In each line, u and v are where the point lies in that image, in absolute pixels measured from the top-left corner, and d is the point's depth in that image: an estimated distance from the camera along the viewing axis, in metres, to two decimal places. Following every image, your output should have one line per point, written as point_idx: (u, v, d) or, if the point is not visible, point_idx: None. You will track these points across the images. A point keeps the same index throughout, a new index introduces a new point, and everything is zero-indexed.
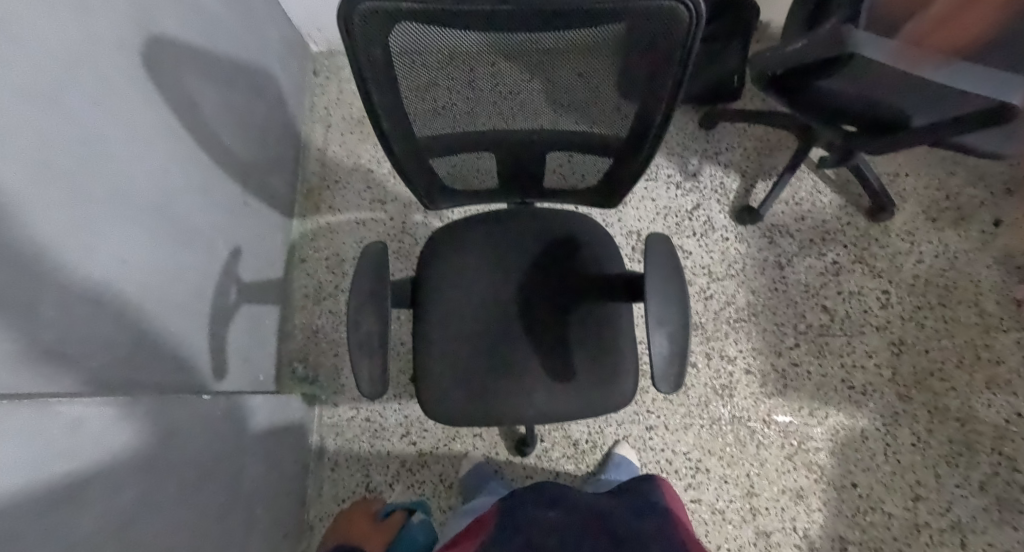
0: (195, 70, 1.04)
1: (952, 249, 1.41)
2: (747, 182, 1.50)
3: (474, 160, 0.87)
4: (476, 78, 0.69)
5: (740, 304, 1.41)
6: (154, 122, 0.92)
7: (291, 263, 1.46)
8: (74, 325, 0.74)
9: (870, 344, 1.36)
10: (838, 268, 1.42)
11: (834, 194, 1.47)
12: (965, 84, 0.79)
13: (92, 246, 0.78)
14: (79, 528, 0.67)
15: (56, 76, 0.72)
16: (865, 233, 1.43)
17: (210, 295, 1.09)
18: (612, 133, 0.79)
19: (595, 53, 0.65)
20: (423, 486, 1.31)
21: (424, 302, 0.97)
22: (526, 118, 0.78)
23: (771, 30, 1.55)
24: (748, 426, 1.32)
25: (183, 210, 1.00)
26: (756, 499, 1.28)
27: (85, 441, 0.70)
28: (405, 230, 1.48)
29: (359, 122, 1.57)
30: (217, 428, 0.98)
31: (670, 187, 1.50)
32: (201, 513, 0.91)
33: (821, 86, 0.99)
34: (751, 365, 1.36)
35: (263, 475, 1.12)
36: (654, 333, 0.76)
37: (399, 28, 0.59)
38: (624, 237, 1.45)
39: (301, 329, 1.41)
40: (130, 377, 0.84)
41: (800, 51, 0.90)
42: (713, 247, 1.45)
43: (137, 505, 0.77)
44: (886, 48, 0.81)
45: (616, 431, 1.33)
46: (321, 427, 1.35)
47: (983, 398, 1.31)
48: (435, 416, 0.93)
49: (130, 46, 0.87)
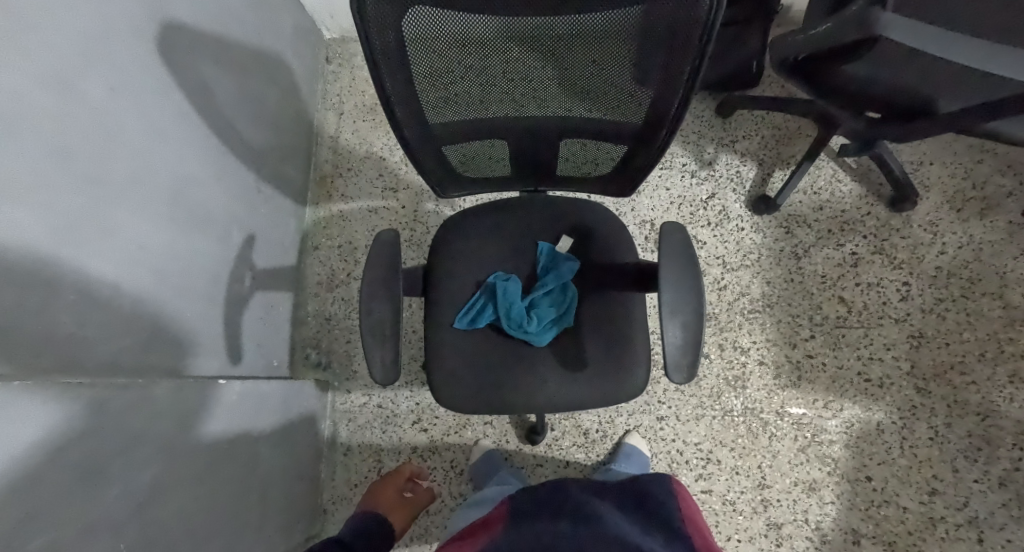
0: (209, 58, 1.04)
1: (977, 240, 1.37)
2: (764, 170, 1.47)
3: (487, 147, 0.86)
4: (488, 64, 0.68)
5: (754, 295, 1.39)
6: (169, 110, 0.93)
7: (304, 251, 1.46)
8: (95, 309, 0.76)
9: (888, 337, 1.34)
10: (857, 259, 1.39)
11: (854, 183, 1.43)
12: (998, 68, 0.76)
13: (111, 231, 0.79)
14: (102, 505, 0.69)
15: (74, 65, 0.73)
16: (885, 224, 1.40)
17: (225, 282, 1.10)
18: (626, 121, 0.77)
19: (610, 39, 0.63)
20: (434, 473, 1.32)
21: (434, 288, 0.97)
22: (537, 105, 0.77)
23: (792, 14, 1.51)
24: (761, 417, 1.31)
25: (199, 196, 1.01)
26: (768, 490, 1.27)
27: (103, 424, 0.71)
28: (417, 219, 1.47)
29: (371, 109, 1.56)
30: (232, 412, 0.99)
31: (684, 175, 1.47)
32: (219, 495, 0.93)
33: (844, 72, 0.97)
34: (765, 356, 1.35)
35: (277, 459, 1.13)
36: (668, 323, 0.76)
37: (412, 11, 0.59)
38: (638, 227, 1.44)
39: (314, 316, 1.42)
40: (148, 361, 0.86)
41: (825, 34, 0.87)
42: (729, 237, 1.43)
43: (156, 486, 0.79)
44: (913, 31, 0.78)
45: (627, 421, 1.32)
46: (334, 413, 1.37)
47: (1005, 393, 1.28)
48: (446, 405, 0.93)
49: (146, 31, 0.87)
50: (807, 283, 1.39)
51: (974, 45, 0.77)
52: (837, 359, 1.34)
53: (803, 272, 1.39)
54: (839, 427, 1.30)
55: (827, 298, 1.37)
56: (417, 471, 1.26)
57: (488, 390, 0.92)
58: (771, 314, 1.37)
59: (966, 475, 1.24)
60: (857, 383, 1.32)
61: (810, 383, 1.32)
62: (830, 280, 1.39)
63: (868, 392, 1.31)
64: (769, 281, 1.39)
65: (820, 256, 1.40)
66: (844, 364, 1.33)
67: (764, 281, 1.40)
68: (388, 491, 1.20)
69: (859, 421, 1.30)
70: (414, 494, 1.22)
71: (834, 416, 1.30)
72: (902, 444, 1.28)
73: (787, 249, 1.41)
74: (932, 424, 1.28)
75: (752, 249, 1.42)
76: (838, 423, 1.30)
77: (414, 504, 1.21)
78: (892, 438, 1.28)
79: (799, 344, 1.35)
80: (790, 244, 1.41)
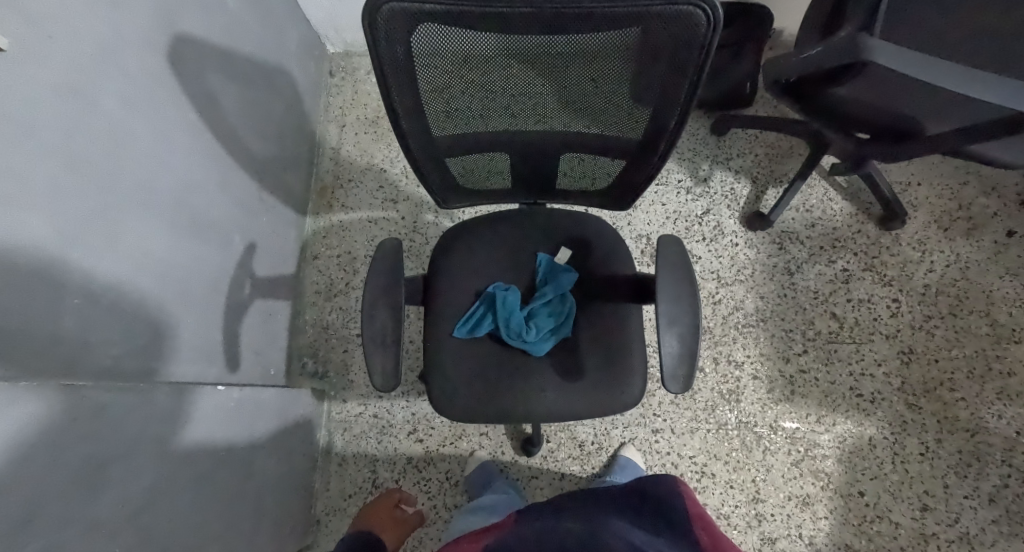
0: (218, 70, 1.06)
1: (964, 258, 1.40)
2: (758, 188, 1.50)
3: (489, 160, 0.88)
4: (491, 80, 0.70)
5: (748, 309, 1.41)
6: (178, 119, 0.95)
7: (303, 260, 1.47)
8: (98, 313, 0.77)
9: (879, 353, 1.36)
10: (848, 275, 1.42)
11: (845, 201, 1.47)
12: (980, 92, 0.79)
13: (117, 236, 0.80)
14: (99, 509, 0.69)
15: (87, 72, 0.74)
16: (875, 242, 1.43)
17: (226, 288, 1.11)
18: (624, 137, 0.79)
19: (610, 59, 0.65)
20: (428, 484, 1.31)
21: (434, 298, 0.98)
22: (538, 121, 0.79)
23: (784, 37, 1.56)
24: (755, 431, 1.32)
25: (203, 204, 1.02)
26: (762, 505, 1.28)
27: (102, 428, 0.72)
28: (417, 230, 1.49)
29: (373, 122, 1.59)
30: (231, 419, 0.99)
31: (680, 192, 1.50)
32: (214, 502, 0.93)
33: (834, 94, 1.00)
34: (759, 371, 1.36)
35: (273, 468, 1.13)
36: (666, 334, 0.77)
37: (420, 29, 0.60)
38: (634, 241, 1.46)
39: (311, 325, 1.43)
40: (148, 366, 0.86)
41: (816, 57, 0.90)
42: (723, 252, 1.45)
43: (153, 491, 0.79)
44: (899, 56, 0.82)
45: (623, 433, 1.33)
46: (330, 423, 1.37)
47: (994, 410, 1.30)
48: (445, 413, 0.94)
49: (157, 43, 0.89)
50: (800, 298, 1.41)
51: (958, 70, 0.80)
52: (830, 375, 1.35)
53: (795, 288, 1.42)
54: (832, 442, 1.31)
55: (819, 313, 1.40)
56: (405, 496, 1.27)
57: (487, 399, 0.93)
58: (764, 328, 1.39)
59: (957, 491, 1.26)
60: (850, 397, 1.33)
61: (803, 397, 1.34)
62: (823, 295, 1.41)
63: (861, 407, 1.33)
64: (763, 296, 1.42)
65: (813, 272, 1.43)
66: (837, 379, 1.35)
67: (758, 296, 1.42)
68: (379, 512, 1.22)
69: (851, 436, 1.31)
70: (405, 515, 1.24)
71: (827, 431, 1.32)
72: (895, 460, 1.29)
73: (780, 264, 1.44)
74: (923, 440, 1.30)
75: (746, 264, 1.44)
76: (831, 437, 1.31)
77: (405, 526, 1.22)
78: (884, 453, 1.30)
79: (792, 359, 1.37)
80: (783, 260, 1.44)
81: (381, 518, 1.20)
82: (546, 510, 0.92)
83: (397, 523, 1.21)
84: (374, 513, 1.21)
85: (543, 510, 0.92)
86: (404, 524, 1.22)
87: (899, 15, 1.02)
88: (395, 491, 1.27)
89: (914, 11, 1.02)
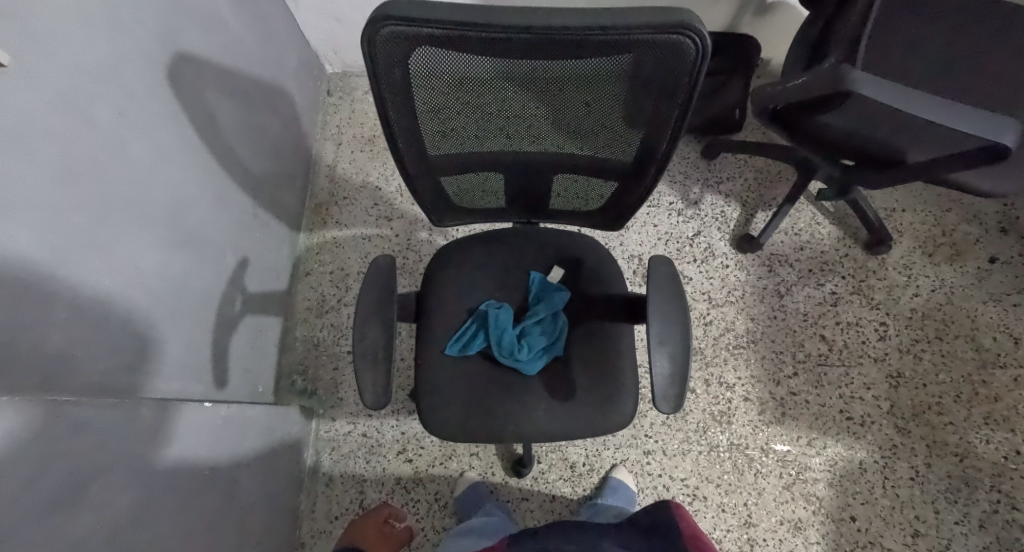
0: (217, 89, 1.08)
1: (948, 284, 1.43)
2: (747, 212, 1.53)
3: (484, 180, 0.90)
4: (486, 102, 0.71)
5: (739, 331, 1.42)
6: (175, 135, 0.96)
7: (296, 277, 1.47)
8: (84, 327, 0.76)
9: (868, 376, 1.37)
10: (837, 298, 1.43)
11: (832, 226, 1.50)
12: (961, 124, 0.82)
13: (109, 251, 0.80)
14: (78, 528, 0.68)
15: (87, 89, 0.75)
16: (862, 266, 1.46)
17: (217, 304, 1.10)
18: (617, 158, 0.80)
19: (603, 84, 0.67)
20: (417, 505, 1.29)
21: (427, 314, 0.98)
22: (531, 142, 0.81)
23: (771, 67, 1.61)
24: (746, 454, 1.32)
25: (196, 219, 1.02)
26: (754, 529, 1.27)
27: (86, 443, 0.70)
28: (410, 247, 1.50)
29: (370, 141, 1.60)
30: (217, 436, 0.97)
31: (671, 214, 1.53)
32: (197, 522, 0.91)
33: (821, 121, 1.03)
34: (749, 393, 1.37)
35: (259, 487, 1.11)
36: (656, 354, 0.78)
37: (419, 51, 0.62)
38: (626, 261, 1.47)
39: (302, 341, 1.42)
40: (134, 381, 0.85)
41: (802, 86, 0.93)
42: (714, 274, 1.47)
43: (135, 509, 0.77)
44: (883, 87, 0.84)
45: (614, 455, 1.33)
46: (318, 441, 1.35)
47: (981, 434, 1.31)
48: (435, 432, 0.93)
49: (157, 61, 0.90)
50: (790, 320, 1.42)
51: (939, 102, 0.83)
52: (820, 397, 1.36)
53: (785, 310, 1.43)
54: (823, 465, 1.31)
55: (809, 335, 1.41)
56: (393, 512, 1.26)
57: (477, 417, 0.92)
58: (755, 350, 1.40)
59: (948, 517, 1.26)
60: (840, 421, 1.34)
61: (793, 419, 1.34)
62: (812, 318, 1.42)
63: (851, 430, 1.33)
64: (753, 317, 1.43)
65: (802, 295, 1.44)
66: (827, 402, 1.36)
67: (749, 318, 1.43)
68: (365, 529, 1.21)
69: (842, 460, 1.31)
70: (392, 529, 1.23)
71: (818, 454, 1.32)
72: (886, 484, 1.29)
73: (770, 286, 1.45)
74: (914, 464, 1.30)
75: (736, 286, 1.46)
76: (822, 461, 1.31)
77: (393, 541, 1.22)
78: (875, 478, 1.30)
79: (783, 381, 1.37)
80: (773, 282, 1.46)
81: (367, 534, 1.20)
82: (536, 532, 0.91)
83: (384, 540, 1.21)
84: (359, 530, 1.21)
85: (534, 533, 0.90)
86: (389, 540, 1.21)
87: (880, 47, 1.06)
88: (382, 504, 1.26)
89: (894, 45, 1.06)
